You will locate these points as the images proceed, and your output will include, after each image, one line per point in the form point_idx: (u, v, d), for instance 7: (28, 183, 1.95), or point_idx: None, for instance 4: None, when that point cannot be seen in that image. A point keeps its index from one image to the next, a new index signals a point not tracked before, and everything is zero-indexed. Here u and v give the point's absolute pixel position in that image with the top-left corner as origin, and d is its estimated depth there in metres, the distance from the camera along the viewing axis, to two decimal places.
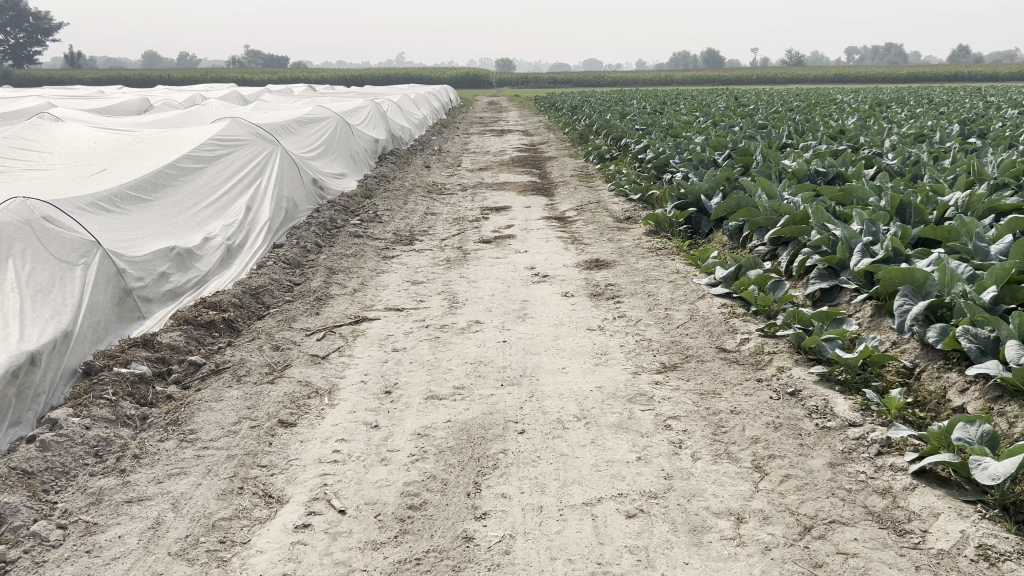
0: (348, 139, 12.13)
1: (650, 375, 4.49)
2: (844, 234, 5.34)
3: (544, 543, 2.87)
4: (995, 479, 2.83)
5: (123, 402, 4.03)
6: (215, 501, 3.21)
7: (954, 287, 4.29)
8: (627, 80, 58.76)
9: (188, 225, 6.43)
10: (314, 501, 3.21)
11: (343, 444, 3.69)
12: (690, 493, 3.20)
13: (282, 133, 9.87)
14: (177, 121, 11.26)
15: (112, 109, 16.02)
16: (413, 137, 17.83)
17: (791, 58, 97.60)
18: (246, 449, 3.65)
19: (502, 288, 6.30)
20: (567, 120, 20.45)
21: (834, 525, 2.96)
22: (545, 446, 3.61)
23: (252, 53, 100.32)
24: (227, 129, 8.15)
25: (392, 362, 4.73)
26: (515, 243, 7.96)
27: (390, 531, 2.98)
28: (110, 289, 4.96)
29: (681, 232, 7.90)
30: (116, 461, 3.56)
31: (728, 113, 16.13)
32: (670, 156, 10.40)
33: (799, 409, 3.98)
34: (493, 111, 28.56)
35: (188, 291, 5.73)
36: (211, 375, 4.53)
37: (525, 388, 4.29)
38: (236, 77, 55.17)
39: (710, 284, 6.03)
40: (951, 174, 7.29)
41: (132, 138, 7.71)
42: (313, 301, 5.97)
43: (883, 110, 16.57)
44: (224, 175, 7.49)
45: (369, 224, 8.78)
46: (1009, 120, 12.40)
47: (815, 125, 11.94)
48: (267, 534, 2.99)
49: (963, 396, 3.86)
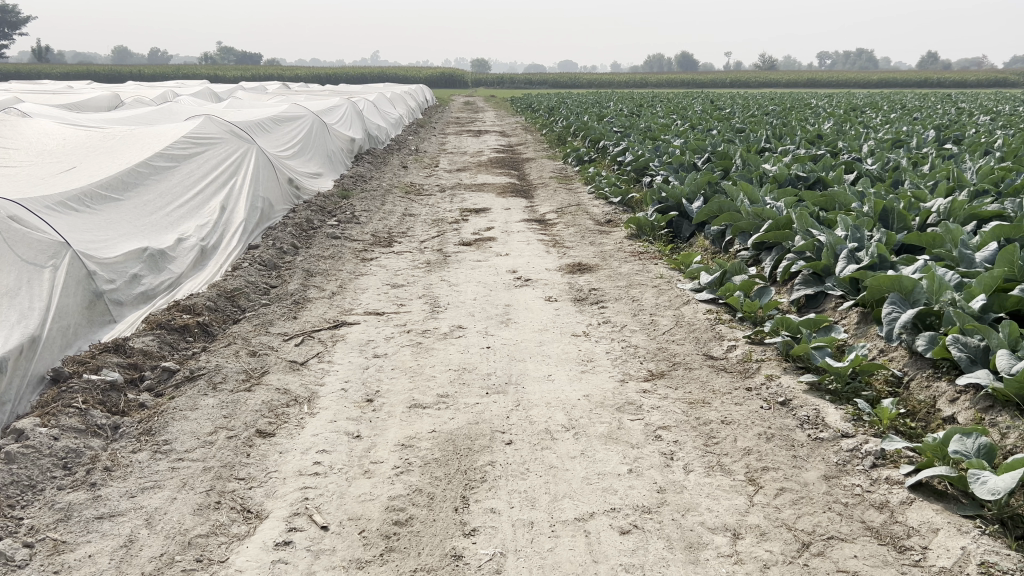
0: (323, 138, 11.94)
1: (637, 384, 4.40)
2: (829, 239, 5.31)
3: (535, 562, 2.76)
4: (994, 494, 2.78)
5: (93, 410, 3.88)
6: (190, 517, 3.07)
7: (942, 295, 4.25)
8: (604, 83, 58.71)
9: (161, 225, 6.26)
10: (294, 516, 3.09)
11: (324, 455, 3.57)
12: (684, 508, 3.11)
13: (257, 131, 9.68)
14: (149, 118, 11.06)
15: (81, 105, 15.72)
16: (388, 137, 17.68)
17: (764, 64, 98.77)
18: (222, 461, 3.51)
19: (484, 292, 6.18)
20: (544, 122, 20.40)
21: (833, 541, 2.89)
22: (534, 457, 3.51)
23: (224, 51, 99.59)
24: (200, 127, 7.96)
25: (374, 369, 4.61)
26: (496, 245, 7.85)
27: (375, 549, 2.86)
28: (80, 292, 4.79)
29: (663, 235, 7.83)
30: (86, 474, 3.41)
31: (705, 117, 16.19)
32: (649, 159, 10.35)
33: (790, 419, 3.91)
34: (471, 114, 28.35)
35: (161, 293, 5.57)
36: (186, 383, 4.37)
37: (511, 397, 4.18)
38: (209, 75, 54.31)
39: (694, 288, 5.96)
40: (931, 180, 7.27)
41: (102, 135, 7.50)
42: (290, 304, 5.83)
43: (858, 115, 16.69)
44: (197, 174, 7.30)
45: (346, 226, 8.62)
46: (984, 127, 12.48)
47: (793, 130, 11.94)
48: (246, 552, 2.86)
49: (953, 406, 3.82)
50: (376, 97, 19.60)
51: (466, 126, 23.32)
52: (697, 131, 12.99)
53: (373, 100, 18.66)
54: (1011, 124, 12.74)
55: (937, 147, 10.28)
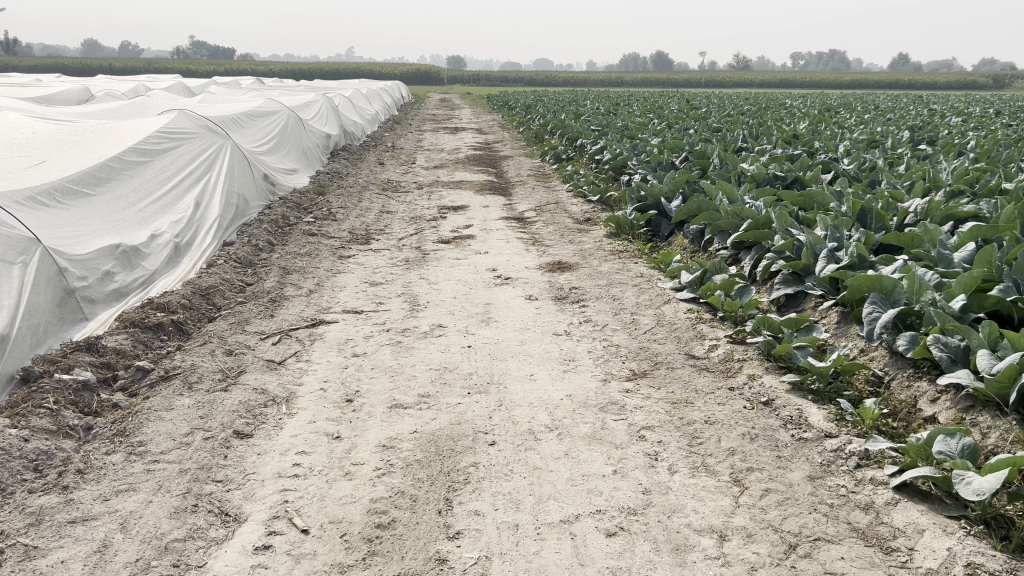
0: (299, 134, 11.81)
1: (620, 383, 4.38)
2: (809, 239, 5.31)
3: (521, 566, 2.72)
4: (979, 494, 2.77)
5: (65, 411, 3.78)
6: (167, 520, 3.00)
7: (923, 295, 4.25)
8: (579, 81, 58.93)
9: (134, 221, 6.14)
10: (274, 519, 3.02)
11: (304, 457, 3.50)
12: (670, 509, 3.08)
13: (232, 127, 9.53)
14: (121, 113, 10.88)
15: (51, 98, 15.43)
16: (365, 134, 17.54)
17: (738, 63, 99.51)
18: (199, 463, 3.43)
19: (464, 291, 6.13)
20: (521, 120, 20.36)
21: (820, 543, 2.87)
22: (517, 458, 3.47)
23: (197, 46, 98.57)
24: (174, 121, 7.83)
25: (353, 368, 4.54)
26: (475, 243, 7.80)
27: (358, 553, 2.81)
28: (51, 290, 4.68)
29: (642, 234, 7.82)
30: (58, 476, 3.32)
31: (681, 116, 16.26)
32: (627, 158, 10.33)
33: (773, 419, 3.90)
34: (447, 113, 28.24)
35: (135, 291, 5.46)
36: (160, 382, 4.28)
37: (493, 397, 4.13)
38: (182, 69, 53.76)
39: (675, 288, 5.95)
40: (907, 180, 7.31)
41: (73, 129, 7.35)
42: (266, 302, 5.74)
43: (834, 115, 16.83)
44: (171, 169, 7.18)
45: (323, 223, 8.52)
46: (957, 127, 12.59)
47: (769, 130, 11.99)
48: (224, 556, 2.79)
49: (934, 406, 3.82)
50: (351, 93, 19.43)
51: (442, 123, 23.23)
52: (674, 130, 13.01)
53: (349, 96, 18.51)
54: (982, 126, 12.91)
55: (912, 147, 10.35)
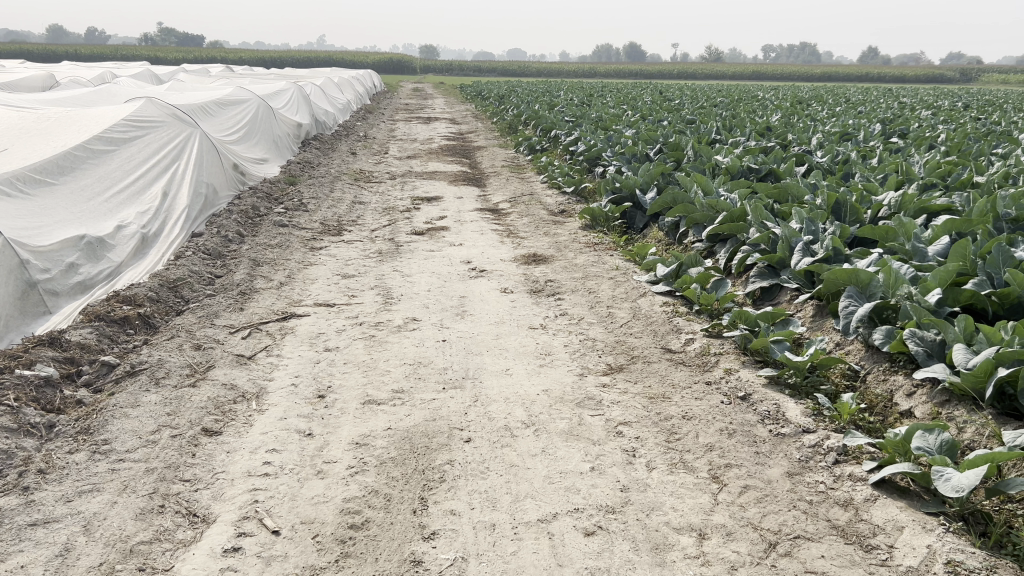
0: (269, 123, 11.62)
1: (596, 377, 4.34)
2: (784, 232, 5.28)
3: (498, 567, 2.66)
4: (958, 490, 2.74)
5: (25, 408, 3.66)
6: (132, 522, 2.90)
7: (898, 289, 4.22)
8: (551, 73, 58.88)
9: (100, 212, 5.98)
10: (243, 520, 2.94)
11: (274, 456, 3.41)
12: (649, 507, 3.04)
13: (200, 114, 9.34)
14: (86, 101, 10.61)
15: (14, 83, 15.06)
16: (337, 123, 17.35)
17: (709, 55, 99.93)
18: (167, 462, 3.34)
19: (438, 283, 6.06)
20: (494, 111, 20.25)
21: (799, 541, 2.85)
22: (494, 456, 3.41)
23: (165, 32, 97.14)
24: (140, 109, 7.65)
25: (325, 363, 4.45)
26: (449, 235, 7.71)
27: (330, 555, 2.73)
28: (12, 283, 4.55)
29: (616, 226, 7.78)
30: (18, 476, 3.21)
31: (654, 107, 16.23)
32: (602, 149, 10.29)
33: (750, 415, 3.88)
34: (420, 102, 28.04)
35: (101, 283, 5.32)
36: (126, 378, 4.17)
37: (468, 392, 4.07)
38: (149, 56, 52.92)
39: (650, 280, 5.90)
40: (880, 173, 7.32)
41: (36, 116, 7.14)
42: (236, 295, 5.61)
43: (806, 108, 16.91)
44: (138, 158, 7.02)
45: (293, 213, 8.39)
46: (928, 121, 12.69)
47: (742, 122, 11.99)
48: (192, 559, 2.71)
49: (910, 400, 3.81)
50: (323, 81, 19.18)
51: (416, 113, 23.10)
52: (648, 121, 12.99)
53: (321, 84, 18.30)
54: (951, 120, 13.03)
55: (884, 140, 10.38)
